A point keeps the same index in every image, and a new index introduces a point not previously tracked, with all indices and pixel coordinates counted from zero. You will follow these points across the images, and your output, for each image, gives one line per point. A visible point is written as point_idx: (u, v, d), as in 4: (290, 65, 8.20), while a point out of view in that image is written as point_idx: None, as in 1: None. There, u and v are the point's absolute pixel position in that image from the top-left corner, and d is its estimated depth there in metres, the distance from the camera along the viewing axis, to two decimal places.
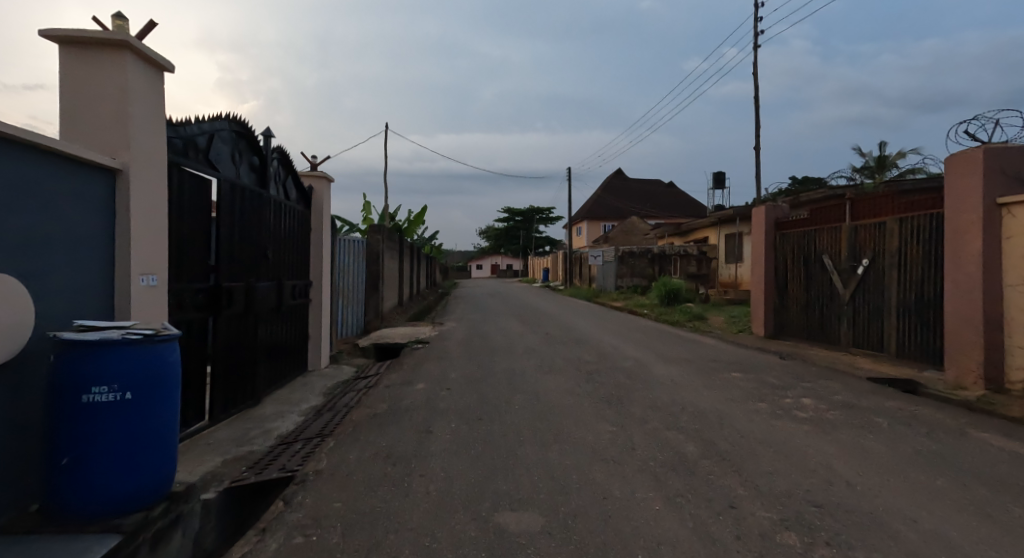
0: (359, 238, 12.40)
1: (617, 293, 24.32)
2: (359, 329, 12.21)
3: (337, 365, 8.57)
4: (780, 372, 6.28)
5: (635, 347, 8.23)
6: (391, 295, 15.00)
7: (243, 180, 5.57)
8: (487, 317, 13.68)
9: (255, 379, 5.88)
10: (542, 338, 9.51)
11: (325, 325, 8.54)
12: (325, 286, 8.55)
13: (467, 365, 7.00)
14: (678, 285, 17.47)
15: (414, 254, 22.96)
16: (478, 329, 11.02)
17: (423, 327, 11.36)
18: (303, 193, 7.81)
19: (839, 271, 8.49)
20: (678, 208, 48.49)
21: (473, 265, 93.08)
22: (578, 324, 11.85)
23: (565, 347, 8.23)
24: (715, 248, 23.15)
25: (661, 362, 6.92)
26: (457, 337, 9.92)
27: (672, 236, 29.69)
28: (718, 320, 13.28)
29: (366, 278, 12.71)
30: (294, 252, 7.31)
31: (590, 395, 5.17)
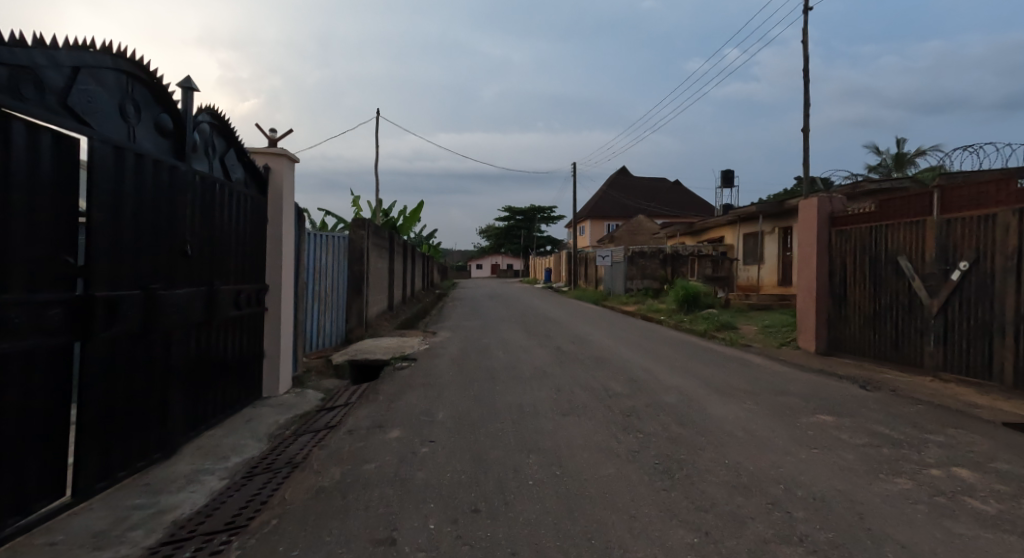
0: (341, 234, 10.79)
1: (627, 297, 22.69)
2: (338, 339, 10.64)
3: (302, 389, 6.99)
4: (882, 413, 4.65)
5: (671, 370, 6.64)
6: (380, 299, 13.41)
7: (144, 146, 3.94)
8: (489, 325, 12.11)
9: (166, 423, 4.26)
10: (554, 354, 7.92)
11: (287, 339, 6.95)
12: (287, 292, 6.95)
13: (461, 396, 5.42)
14: (698, 289, 15.87)
15: (410, 253, 21.41)
16: (477, 341, 9.43)
17: (413, 338, 9.76)
18: (255, 173, 6.21)
19: (922, 276, 6.88)
20: (686, 207, 46.85)
21: (473, 265, 91.48)
22: (592, 334, 10.24)
23: (585, 370, 6.60)
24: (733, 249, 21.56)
25: (713, 393, 5.35)
26: (452, 352, 8.32)
27: (685, 236, 28.08)
28: (749, 329, 11.67)
29: (348, 280, 11.11)
30: (237, 249, 5.66)
31: (635, 456, 3.61)
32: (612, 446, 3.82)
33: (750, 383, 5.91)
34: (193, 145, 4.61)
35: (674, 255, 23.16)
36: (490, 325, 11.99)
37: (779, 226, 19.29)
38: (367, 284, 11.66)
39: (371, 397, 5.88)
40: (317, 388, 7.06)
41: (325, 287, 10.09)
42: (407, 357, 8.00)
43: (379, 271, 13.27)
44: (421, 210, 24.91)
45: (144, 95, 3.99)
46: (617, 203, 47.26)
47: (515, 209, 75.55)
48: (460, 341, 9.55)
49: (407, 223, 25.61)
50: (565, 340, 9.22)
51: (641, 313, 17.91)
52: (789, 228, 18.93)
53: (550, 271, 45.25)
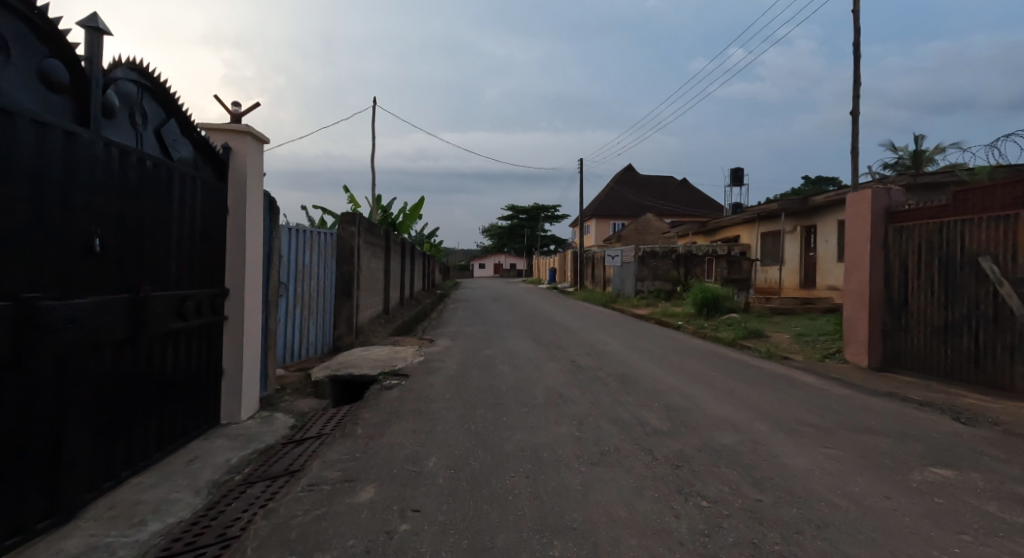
0: (326, 231, 9.69)
1: (638, 299, 21.56)
2: (323, 348, 9.55)
3: (271, 411, 5.89)
4: (1011, 462, 3.53)
5: (713, 393, 5.52)
6: (373, 301, 12.30)
7: (19, 102, 2.82)
8: (494, 332, 11.01)
9: (61, 480, 3.15)
10: (569, 369, 6.82)
11: (255, 354, 5.86)
12: (256, 297, 5.86)
13: (459, 431, 4.32)
14: (718, 292, 14.74)
15: (409, 252, 20.33)
16: (479, 352, 8.34)
17: (407, 348, 8.66)
18: (210, 154, 5.11)
19: (1012, 282, 5.75)
20: (695, 206, 45.64)
21: (475, 265, 90.46)
22: (609, 345, 9.11)
23: (608, 393, 5.48)
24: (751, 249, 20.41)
25: (777, 430, 4.24)
26: (452, 365, 7.24)
27: (697, 236, 26.92)
28: (781, 338, 10.53)
29: (335, 281, 10.04)
30: (181, 245, 4.56)
31: (706, 543, 2.51)
32: (669, 523, 2.71)
33: (816, 413, 4.80)
34: (105, 108, 3.50)
35: (687, 255, 22.05)
36: (494, 331, 10.91)
37: (801, 225, 18.21)
38: (358, 286, 10.58)
39: (350, 426, 4.80)
40: (290, 411, 5.96)
41: (306, 290, 9.01)
42: (397, 372, 6.90)
43: (373, 271, 12.18)
44: (422, 207, 23.93)
45: (20, 30, 2.87)
46: (623, 201, 46.17)
47: (518, 207, 74.41)
48: (461, 350, 8.48)
49: (407, 221, 24.62)
50: (580, 353, 8.11)
51: (654, 317, 16.80)
52: (811, 227, 17.86)
53: (554, 271, 44.16)
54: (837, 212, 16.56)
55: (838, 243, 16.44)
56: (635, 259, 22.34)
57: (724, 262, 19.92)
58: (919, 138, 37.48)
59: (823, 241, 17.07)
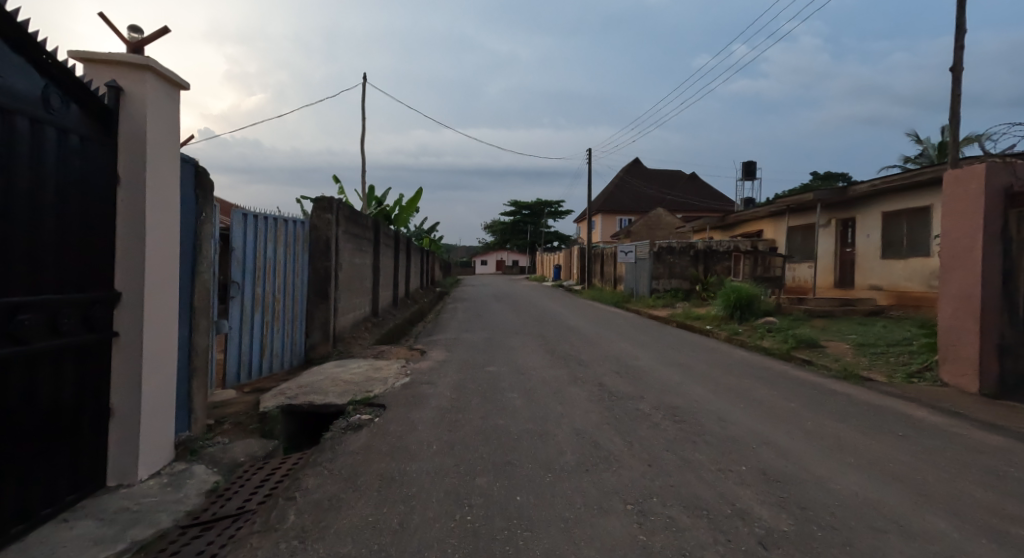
0: (297, 220, 8.04)
1: (653, 299, 19.91)
2: (289, 361, 7.88)
3: (191, 462, 4.21)
4: None
5: (816, 446, 3.85)
6: (358, 303, 10.66)
7: None
8: (500, 339, 9.40)
9: None
10: (601, 399, 5.16)
11: (168, 382, 4.18)
12: (169, 302, 4.18)
13: (450, 530, 2.65)
14: (751, 293, 13.02)
15: (404, 247, 18.69)
16: (481, 368, 6.70)
17: (391, 363, 7.00)
18: (83, 94, 3.40)
19: None
20: (705, 201, 43.90)
21: (477, 261, 88.91)
22: (640, 360, 7.42)
23: (668, 445, 3.81)
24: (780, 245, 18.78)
25: (972, 531, 2.59)
26: (446, 391, 5.58)
27: (714, 231, 25.25)
28: (841, 349, 8.85)
29: (306, 281, 8.36)
30: (12, 228, 2.85)
31: None
32: None
33: (997, 487, 3.15)
34: None
35: (707, 251, 20.38)
36: (500, 340, 9.29)
37: (838, 218, 16.58)
38: (336, 285, 8.91)
39: (285, 503, 3.14)
40: (219, 461, 4.28)
41: (266, 291, 7.32)
42: (372, 401, 5.24)
43: (357, 268, 10.51)
44: (419, 198, 22.31)
45: None
46: (631, 196, 44.46)
47: (521, 203, 72.79)
48: (458, 367, 6.84)
49: (403, 213, 23.01)
50: (608, 372, 6.44)
51: (676, 320, 15.13)
52: (850, 220, 16.23)
53: (559, 268, 42.55)
54: (881, 204, 14.90)
55: (882, 238, 14.81)
56: (650, 255, 20.66)
57: (750, 260, 18.24)
58: (943, 129, 35.86)
59: (864, 235, 15.45)
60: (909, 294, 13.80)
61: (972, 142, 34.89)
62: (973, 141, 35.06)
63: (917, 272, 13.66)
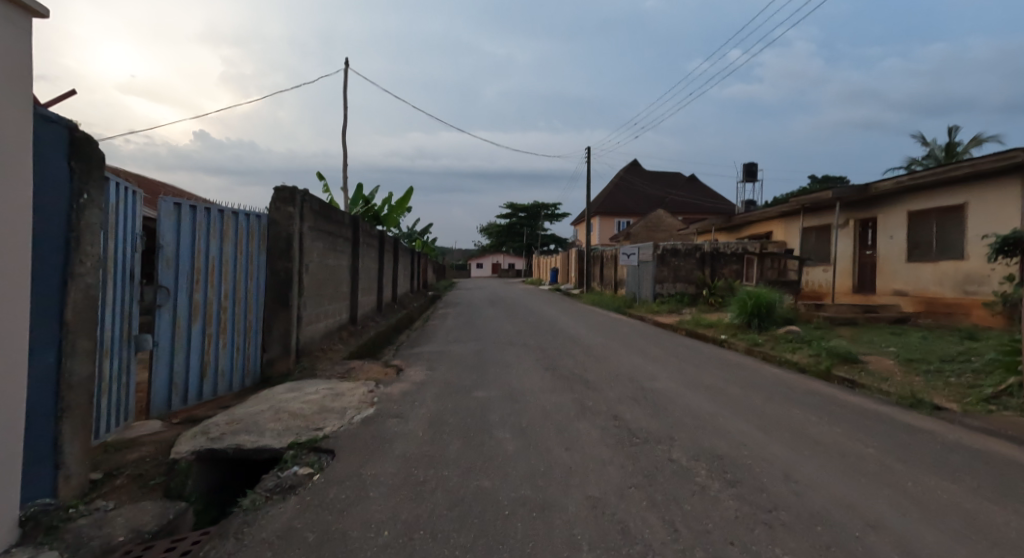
0: (252, 213, 6.81)
1: (657, 304, 18.77)
2: (239, 380, 6.62)
3: (42, 543, 2.92)
4: None
5: (949, 533, 2.62)
6: (330, 309, 9.41)
7: None
8: (492, 353, 8.19)
9: None
10: (620, 442, 3.93)
11: (11, 430, 2.89)
12: (18, 315, 2.90)
13: None
14: (770, 298, 11.85)
15: (392, 248, 17.46)
16: (467, 393, 5.47)
17: (358, 387, 5.75)
18: None
19: None
20: (706, 203, 42.82)
21: (473, 264, 87.71)
22: (657, 381, 6.22)
23: (734, 530, 2.59)
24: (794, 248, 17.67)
25: None
26: (418, 427, 4.34)
27: (720, 233, 24.16)
28: (885, 366, 7.67)
29: (262, 284, 7.10)
30: None
31: None
32: None
33: None
34: None
35: (713, 253, 19.32)
36: (492, 354, 8.08)
37: (856, 218, 15.47)
38: (300, 290, 7.65)
39: None
40: (85, 539, 3.00)
41: (207, 297, 6.05)
42: (318, 445, 3.99)
43: (330, 270, 9.30)
44: (408, 197, 21.15)
45: None
46: (629, 198, 43.35)
47: (517, 204, 71.68)
48: (439, 391, 5.62)
49: (392, 213, 21.83)
50: (622, 400, 5.22)
51: (685, 327, 13.96)
52: (869, 220, 15.13)
53: (556, 271, 41.40)
54: (906, 202, 13.79)
55: (907, 239, 13.70)
56: (653, 258, 19.56)
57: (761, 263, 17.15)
58: (950, 130, 35.02)
59: (887, 236, 14.35)
60: (939, 300, 12.68)
61: (980, 143, 34.02)
62: (981, 142, 34.19)
63: (947, 277, 12.54)
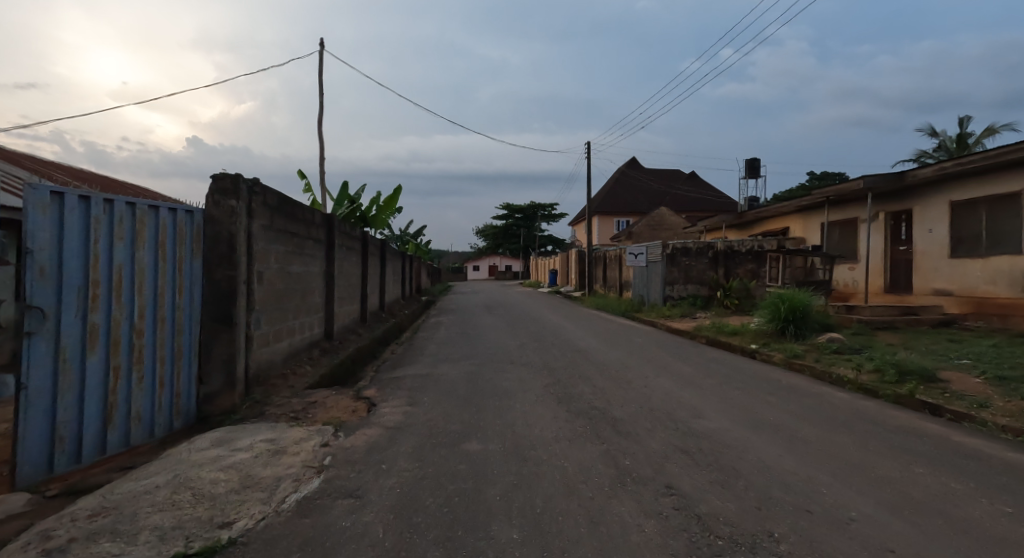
0: (180, 209, 5.34)
1: (668, 308, 17.41)
2: (162, 424, 5.11)
3: None
4: None
5: None
6: (297, 325, 7.95)
7: None
8: (489, 376, 6.75)
9: None
10: (695, 550, 2.47)
11: None
12: None
13: None
14: (805, 302, 10.45)
15: (378, 251, 16.01)
16: (455, 447, 4.01)
17: (310, 436, 4.28)
18: None
19: None
20: (708, 200, 41.45)
21: (469, 267, 86.26)
22: (704, 419, 4.76)
23: None
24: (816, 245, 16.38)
25: None
26: (379, 519, 2.87)
27: (730, 230, 22.81)
28: (973, 385, 6.26)
29: (197, 298, 5.59)
30: None
31: None
32: None
33: None
34: None
35: (727, 252, 18.14)
36: (489, 379, 6.62)
37: (888, 210, 14.10)
38: (250, 305, 6.15)
39: None
40: None
41: (111, 318, 4.56)
42: None
43: (295, 278, 7.84)
44: (397, 196, 19.74)
45: None
46: (629, 196, 41.93)
47: (513, 205, 70.28)
48: (418, 442, 4.16)
49: (380, 213, 20.41)
50: (670, 456, 3.76)
51: (705, 335, 12.52)
52: (903, 213, 13.77)
53: (555, 273, 39.99)
54: (947, 191, 12.41)
55: (950, 233, 12.34)
56: (662, 257, 18.25)
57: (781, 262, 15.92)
58: (962, 120, 33.69)
59: (925, 230, 12.98)
60: (991, 300, 11.33)
61: (992, 132, 32.75)
62: (994, 131, 32.92)
63: (1002, 274, 11.16)
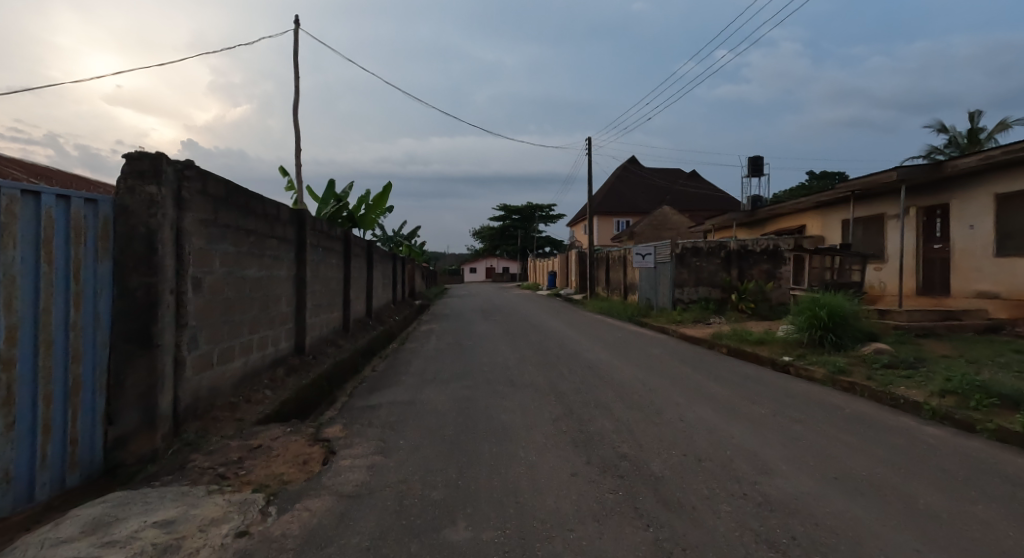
0: (74, 196, 4.01)
1: (678, 313, 16.21)
2: (47, 484, 3.76)
3: None
4: None
5: None
6: (254, 341, 6.66)
7: None
8: (483, 406, 5.49)
9: None
10: None
11: None
12: None
13: None
14: (844, 307, 9.21)
15: (364, 253, 14.74)
16: (432, 535, 2.74)
17: (228, 514, 3.01)
18: None
19: None
20: (710, 199, 40.26)
21: (466, 269, 84.98)
22: (774, 476, 3.51)
23: None
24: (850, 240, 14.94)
25: None
26: None
27: (739, 229, 21.65)
28: None
29: (104, 314, 4.27)
30: None
31: None
32: None
33: None
34: None
35: (740, 252, 17.04)
36: (482, 409, 5.36)
37: (920, 205, 12.92)
38: (180, 320, 4.85)
39: None
40: None
41: None
42: None
43: (251, 284, 6.56)
44: (386, 194, 18.47)
45: None
46: (629, 195, 40.75)
47: (509, 206, 69.08)
48: (379, 526, 2.88)
49: (368, 213, 19.12)
50: (753, 555, 2.51)
51: (725, 344, 11.24)
52: (938, 208, 12.59)
53: (554, 275, 38.79)
54: (991, 184, 11.23)
55: (994, 229, 11.15)
56: (671, 258, 17.11)
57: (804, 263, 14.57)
58: (973, 115, 32.56)
59: (965, 226, 11.79)
60: None
61: (1005, 127, 31.69)
62: (1007, 127, 31.84)
63: None
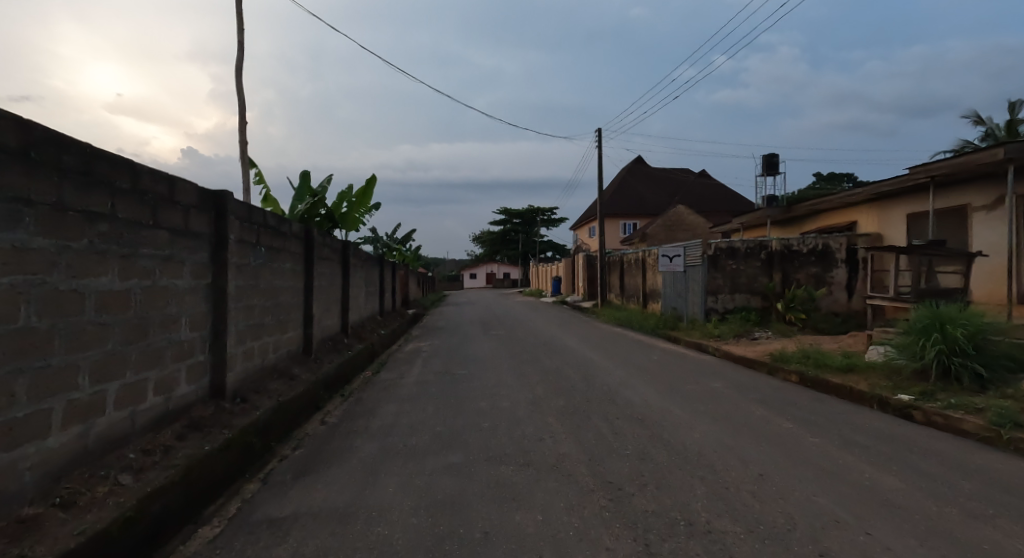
0: None
1: (714, 325, 13.74)
2: None
3: None
4: None
5: None
6: (109, 394, 4.09)
7: None
8: (477, 532, 2.94)
9: None
10: None
11: None
12: None
13: None
14: (982, 326, 6.62)
15: (338, 256, 12.24)
16: None
17: None
18: None
19: None
20: (724, 199, 37.76)
21: (465, 274, 82.46)
22: None
23: None
24: (940, 241, 12.14)
25: None
26: None
27: (773, 228, 19.11)
28: None
29: None
30: None
31: None
32: None
33: None
34: None
35: (784, 253, 14.58)
36: (478, 541, 2.82)
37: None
38: None
39: None
40: None
41: None
42: None
43: (99, 303, 3.98)
44: (371, 189, 16.01)
45: None
46: (637, 196, 38.30)
47: (510, 209, 66.78)
48: None
49: (351, 211, 16.66)
50: None
51: (796, 370, 8.69)
52: None
53: (559, 280, 36.37)
54: None
55: None
56: (704, 260, 14.67)
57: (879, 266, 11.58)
58: (1014, 106, 30.03)
59: None
60: None
61: None
62: None
63: None
